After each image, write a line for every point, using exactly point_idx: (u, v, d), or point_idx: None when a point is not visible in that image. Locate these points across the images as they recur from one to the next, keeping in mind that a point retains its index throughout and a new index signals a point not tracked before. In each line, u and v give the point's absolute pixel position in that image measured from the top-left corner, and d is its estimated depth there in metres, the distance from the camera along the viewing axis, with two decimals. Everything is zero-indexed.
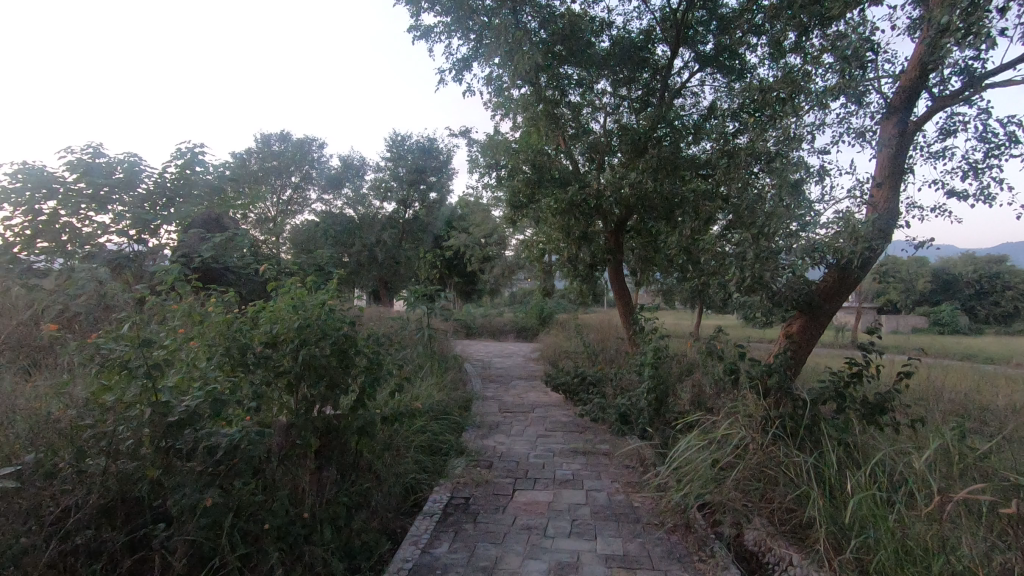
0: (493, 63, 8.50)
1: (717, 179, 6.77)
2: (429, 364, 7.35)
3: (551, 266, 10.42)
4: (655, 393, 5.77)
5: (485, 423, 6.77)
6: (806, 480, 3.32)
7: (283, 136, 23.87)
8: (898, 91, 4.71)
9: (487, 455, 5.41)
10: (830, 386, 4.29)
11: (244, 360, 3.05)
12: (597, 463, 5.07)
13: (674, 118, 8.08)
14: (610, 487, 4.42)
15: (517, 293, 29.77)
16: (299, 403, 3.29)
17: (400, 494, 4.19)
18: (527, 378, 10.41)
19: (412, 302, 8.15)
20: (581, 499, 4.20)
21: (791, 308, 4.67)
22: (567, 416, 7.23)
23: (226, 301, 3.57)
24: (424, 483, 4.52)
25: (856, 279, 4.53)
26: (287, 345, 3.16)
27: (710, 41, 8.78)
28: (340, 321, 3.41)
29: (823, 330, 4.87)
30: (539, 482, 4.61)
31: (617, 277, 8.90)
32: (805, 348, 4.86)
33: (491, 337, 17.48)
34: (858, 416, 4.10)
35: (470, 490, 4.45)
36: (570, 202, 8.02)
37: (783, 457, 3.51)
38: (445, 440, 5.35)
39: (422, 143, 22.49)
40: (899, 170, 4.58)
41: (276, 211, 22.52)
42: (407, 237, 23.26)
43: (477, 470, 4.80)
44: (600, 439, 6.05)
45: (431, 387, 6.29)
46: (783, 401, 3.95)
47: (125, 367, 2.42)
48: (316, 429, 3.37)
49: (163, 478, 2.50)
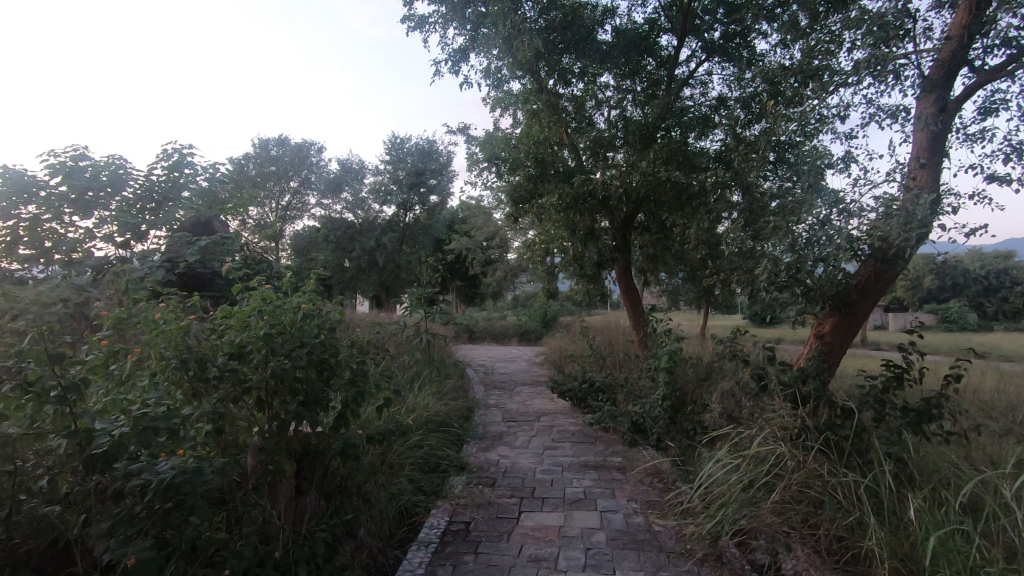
0: (491, 55, 8.10)
1: (731, 170, 6.35)
2: (428, 372, 6.94)
3: (555, 267, 9.99)
4: (671, 400, 5.36)
5: (488, 434, 6.34)
6: (859, 505, 2.90)
7: (281, 140, 23.47)
8: (937, 64, 4.28)
9: (489, 471, 4.99)
10: (870, 391, 3.85)
11: (203, 375, 2.65)
12: (611, 480, 4.62)
13: (682, 109, 7.67)
14: (626, 508, 3.97)
15: (520, 297, 29.33)
16: (270, 423, 2.88)
17: (392, 519, 3.77)
18: (531, 383, 9.95)
19: (410, 306, 7.74)
20: (595, 522, 3.76)
21: (824, 306, 4.21)
22: (574, 424, 6.79)
23: (192, 306, 3.17)
24: (421, 505, 4.10)
25: (895, 273, 4.08)
26: (256, 356, 2.76)
27: (717, 30, 8.37)
28: (318, 328, 3.00)
29: (859, 330, 4.41)
30: (547, 502, 4.17)
31: (625, 275, 8.43)
32: (839, 350, 4.39)
33: (494, 341, 17.05)
34: (903, 425, 3.66)
35: (471, 512, 4.02)
36: (575, 198, 7.60)
37: (828, 476, 3.08)
38: (443, 455, 4.93)
39: (421, 146, 22.11)
40: (940, 150, 4.14)
41: (274, 216, 22.14)
42: (407, 241, 22.85)
43: (479, 489, 4.37)
44: (611, 451, 5.61)
45: (430, 397, 5.87)
46: (820, 410, 3.52)
47: (44, 387, 2.02)
48: (291, 452, 2.95)
49: (94, 520, 2.09)
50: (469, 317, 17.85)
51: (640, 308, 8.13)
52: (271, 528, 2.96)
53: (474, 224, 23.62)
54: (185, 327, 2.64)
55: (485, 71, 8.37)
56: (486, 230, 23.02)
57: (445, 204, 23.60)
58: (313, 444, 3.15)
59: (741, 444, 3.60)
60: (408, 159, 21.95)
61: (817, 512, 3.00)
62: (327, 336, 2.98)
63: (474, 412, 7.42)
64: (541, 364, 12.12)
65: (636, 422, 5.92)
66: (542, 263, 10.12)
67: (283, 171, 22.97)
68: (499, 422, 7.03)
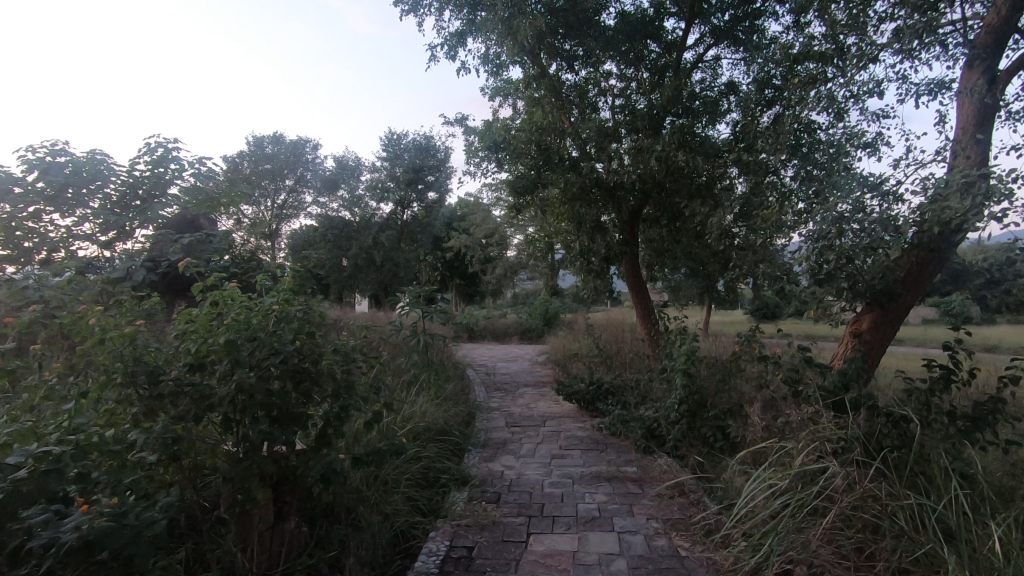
0: (489, 39, 7.66)
1: (748, 157, 5.93)
2: (426, 375, 6.53)
3: (558, 263, 9.58)
4: (688, 404, 5.06)
5: (491, 441, 5.92)
6: (926, 533, 2.50)
7: (276, 137, 22.98)
8: (983, 30, 3.84)
9: (493, 484, 4.58)
10: (918, 397, 3.43)
11: (156, 392, 2.25)
12: (627, 494, 4.21)
13: (691, 95, 7.23)
14: (647, 528, 3.55)
15: (520, 294, 28.90)
16: (238, 445, 2.48)
17: (386, 545, 3.37)
18: (534, 384, 9.54)
19: (407, 306, 7.33)
20: (613, 546, 3.35)
21: (862, 302, 3.77)
22: (582, 429, 6.39)
23: (149, 310, 2.77)
24: (418, 527, 3.70)
25: (941, 262, 3.64)
26: (217, 367, 2.37)
27: (726, 13, 7.92)
28: (293, 333, 2.59)
29: (899, 326, 3.97)
30: (558, 522, 3.76)
31: (633, 270, 7.85)
32: (877, 349, 3.95)
33: (494, 340, 16.64)
34: (959, 434, 3.25)
35: (473, 534, 3.62)
36: (580, 189, 7.18)
37: (887, 498, 2.68)
38: (442, 468, 4.52)
39: (417, 141, 21.66)
40: (991, 124, 3.70)
41: (270, 215, 21.69)
42: (405, 239, 22.41)
43: (482, 507, 3.95)
44: (624, 460, 5.20)
45: (427, 403, 5.47)
46: (865, 418, 3.12)
47: None
48: (264, 479, 2.56)
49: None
50: (469, 316, 17.43)
51: (650, 304, 7.70)
52: (243, 564, 2.56)
53: (472, 222, 23.19)
54: (132, 336, 2.26)
55: (482, 57, 7.94)
56: (485, 227, 22.63)
57: (443, 201, 23.13)
58: (291, 465, 2.75)
59: (778, 458, 3.19)
60: (405, 155, 21.49)
61: (876, 541, 2.59)
62: (302, 341, 2.56)
63: (476, 417, 7.00)
64: (543, 364, 11.70)
65: (649, 426, 5.51)
66: (545, 260, 9.69)
67: (278, 168, 22.46)
68: (502, 428, 6.62)
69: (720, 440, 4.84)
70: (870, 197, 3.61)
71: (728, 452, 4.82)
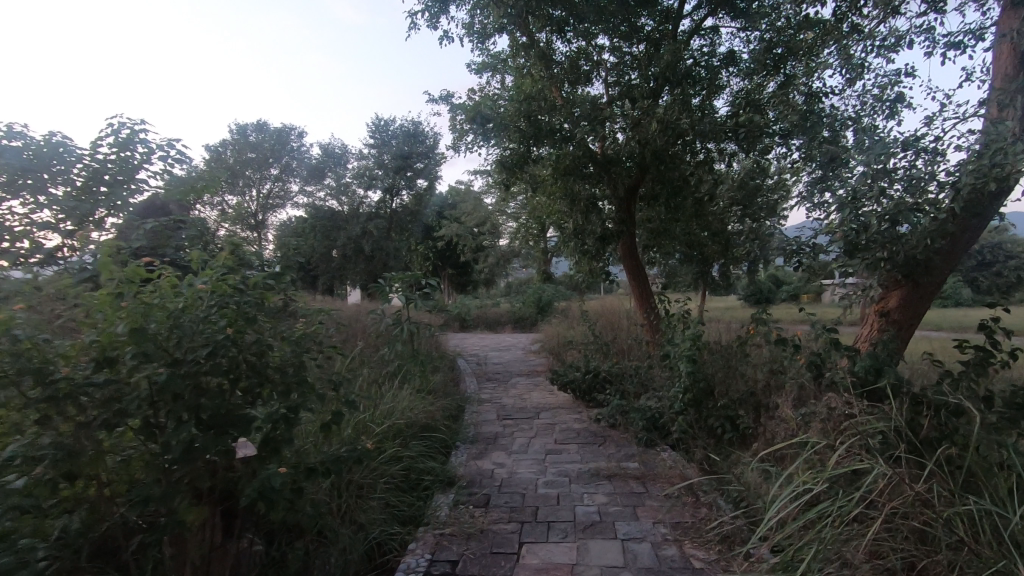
0: (474, 5, 7.12)
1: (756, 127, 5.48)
2: (411, 367, 6.09)
3: (552, 247, 9.12)
4: (692, 393, 4.65)
5: (481, 436, 5.51)
6: (992, 547, 2.09)
7: (259, 125, 22.24)
8: None
9: (482, 485, 4.16)
10: (962, 383, 3.02)
11: (43, 394, 1.79)
12: (629, 495, 3.81)
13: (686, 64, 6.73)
14: (654, 535, 3.16)
15: (513, 283, 28.41)
16: (160, 458, 2.04)
17: (355, 563, 2.94)
18: (528, 375, 9.11)
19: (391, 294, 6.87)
20: (616, 557, 2.94)
21: (893, 277, 3.35)
22: (579, 421, 5.99)
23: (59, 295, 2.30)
24: (395, 539, 3.28)
25: (981, 228, 3.24)
26: (129, 361, 1.93)
27: None
28: (224, 316, 2.14)
29: (931, 303, 3.56)
30: (554, 529, 3.35)
31: (630, 252, 7.44)
32: (906, 328, 3.55)
33: (487, 330, 16.22)
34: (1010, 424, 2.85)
35: (458, 546, 3.19)
36: (574, 164, 6.70)
37: (940, 503, 2.27)
38: (426, 469, 4.10)
39: (405, 128, 21.00)
40: None
41: (255, 205, 21.03)
42: (395, 228, 21.84)
43: (468, 513, 3.54)
44: (625, 454, 4.80)
45: (410, 397, 5.03)
46: (901, 407, 2.72)
47: None
48: (194, 497, 2.11)
49: None
50: (461, 305, 16.94)
51: (647, 288, 7.24)
52: None
53: (463, 210, 22.62)
54: (11, 325, 1.80)
55: (467, 27, 7.42)
56: (477, 215, 22.09)
57: (433, 189, 22.51)
58: (235, 476, 2.32)
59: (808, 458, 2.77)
60: (393, 142, 20.85)
61: (929, 555, 2.19)
62: (239, 329, 2.14)
63: (466, 410, 6.58)
64: (537, 353, 11.27)
65: (651, 417, 5.11)
66: (538, 244, 9.22)
67: (262, 157, 21.78)
68: (494, 421, 6.21)
69: (729, 432, 4.44)
70: (899, 159, 3.20)
71: (738, 445, 4.43)
